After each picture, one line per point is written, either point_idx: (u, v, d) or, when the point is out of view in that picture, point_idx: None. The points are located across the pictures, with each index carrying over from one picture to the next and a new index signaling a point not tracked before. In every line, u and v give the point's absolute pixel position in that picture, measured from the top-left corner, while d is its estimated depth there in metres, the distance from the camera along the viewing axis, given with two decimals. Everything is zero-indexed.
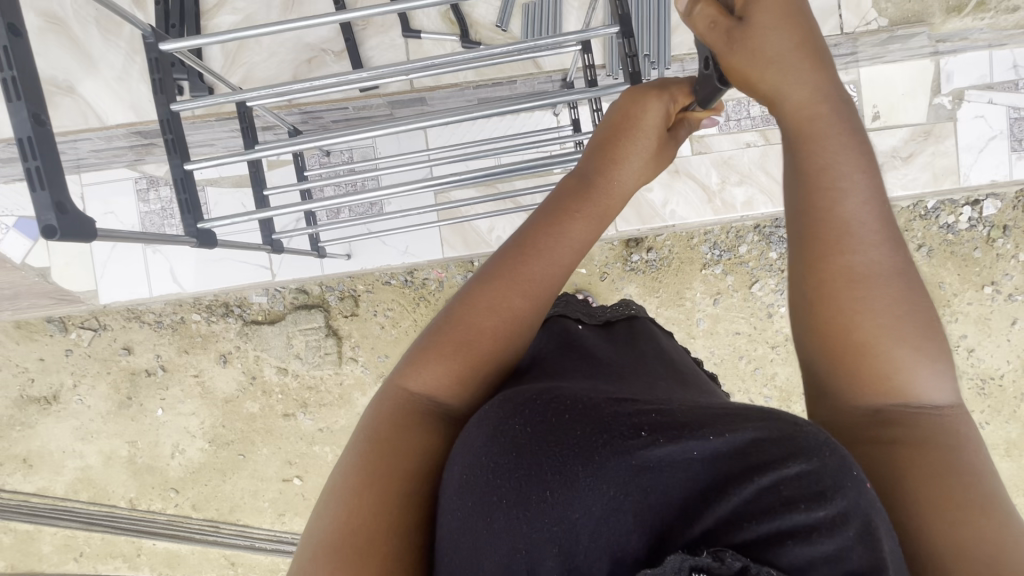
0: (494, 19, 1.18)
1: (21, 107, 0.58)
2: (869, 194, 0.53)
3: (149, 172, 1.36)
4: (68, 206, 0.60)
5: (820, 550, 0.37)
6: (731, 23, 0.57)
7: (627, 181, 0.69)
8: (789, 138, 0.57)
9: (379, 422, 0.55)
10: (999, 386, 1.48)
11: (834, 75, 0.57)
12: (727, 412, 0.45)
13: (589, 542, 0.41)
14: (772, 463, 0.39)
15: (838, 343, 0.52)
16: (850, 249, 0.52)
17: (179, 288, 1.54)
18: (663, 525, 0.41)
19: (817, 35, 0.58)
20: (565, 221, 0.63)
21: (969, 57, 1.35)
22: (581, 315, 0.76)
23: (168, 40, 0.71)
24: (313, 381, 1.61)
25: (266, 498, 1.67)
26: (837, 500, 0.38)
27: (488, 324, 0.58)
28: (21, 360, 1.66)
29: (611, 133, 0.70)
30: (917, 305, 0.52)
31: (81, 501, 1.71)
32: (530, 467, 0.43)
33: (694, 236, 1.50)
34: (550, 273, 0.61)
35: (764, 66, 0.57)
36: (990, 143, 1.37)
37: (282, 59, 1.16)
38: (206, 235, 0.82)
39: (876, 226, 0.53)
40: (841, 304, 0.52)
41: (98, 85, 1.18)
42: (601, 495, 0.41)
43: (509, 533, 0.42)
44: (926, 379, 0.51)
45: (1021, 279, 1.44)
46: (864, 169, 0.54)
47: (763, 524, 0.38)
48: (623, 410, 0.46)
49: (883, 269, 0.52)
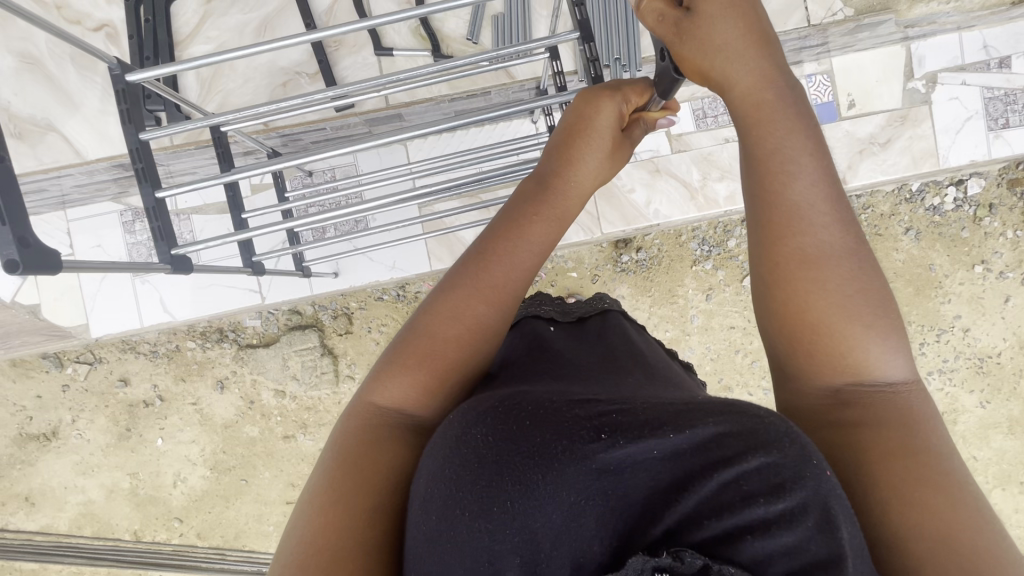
0: (465, 32, 1.19)
1: None
2: (819, 177, 0.56)
3: (133, 204, 1.36)
4: (31, 241, 0.61)
5: (780, 542, 0.39)
6: (679, 16, 0.58)
7: (586, 181, 0.71)
8: (744, 124, 0.59)
9: (348, 439, 0.56)
10: (998, 364, 1.48)
11: (780, 60, 0.59)
12: (685, 407, 0.45)
13: (552, 549, 0.42)
14: (730, 459, 0.41)
15: (792, 322, 0.55)
16: (804, 232, 0.55)
17: (171, 316, 1.54)
18: (626, 526, 0.43)
19: (762, 19, 0.59)
20: (523, 225, 0.66)
21: (940, 40, 1.36)
22: (553, 313, 0.77)
23: (135, 71, 0.71)
24: (311, 402, 1.61)
25: (271, 522, 1.66)
26: (797, 492, 0.40)
27: (451, 333, 0.60)
28: (19, 398, 1.66)
29: (566, 134, 0.70)
30: (871, 282, 0.55)
31: (85, 536, 1.71)
32: (490, 477, 0.44)
33: (682, 234, 1.51)
34: (512, 277, 0.63)
35: (713, 55, 0.58)
36: (967, 124, 1.38)
37: (257, 85, 1.18)
38: (182, 263, 0.83)
39: (827, 208, 0.55)
40: (795, 287, 0.54)
41: (78, 121, 1.20)
42: (562, 502, 0.43)
43: (470, 545, 0.43)
44: (881, 354, 0.53)
45: (1011, 256, 1.45)
46: (812, 152, 0.56)
47: (723, 521, 0.40)
48: (584, 413, 0.46)
49: (830, 249, 0.54)
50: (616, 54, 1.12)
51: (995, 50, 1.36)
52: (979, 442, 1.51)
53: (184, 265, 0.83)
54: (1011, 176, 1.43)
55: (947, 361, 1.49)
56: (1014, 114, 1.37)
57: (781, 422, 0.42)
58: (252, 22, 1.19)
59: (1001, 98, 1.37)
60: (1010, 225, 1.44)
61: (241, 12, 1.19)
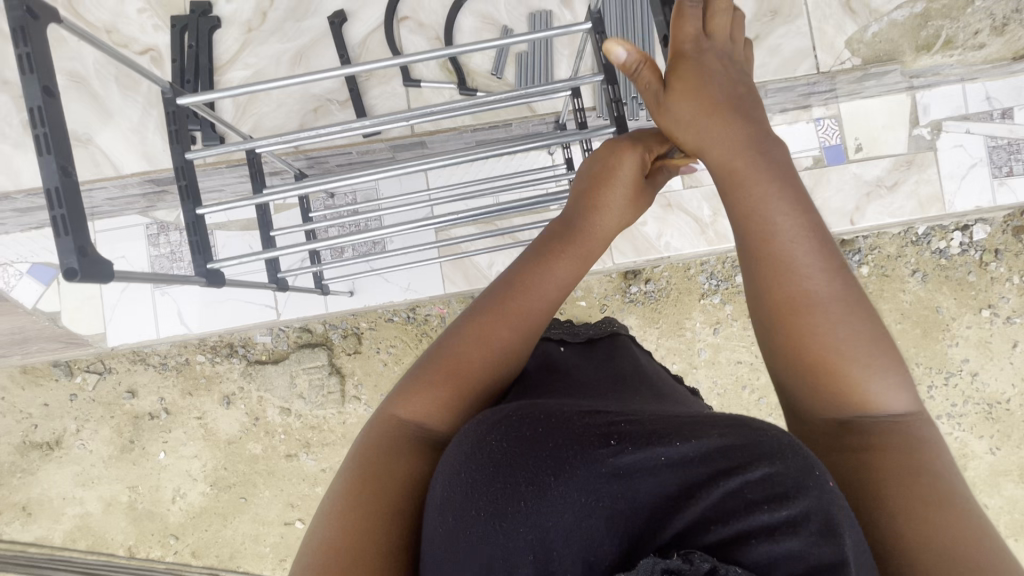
0: (490, 67, 1.24)
1: (50, 160, 0.61)
2: (800, 234, 0.58)
3: (160, 218, 1.40)
4: (88, 250, 0.63)
5: (784, 548, 0.39)
6: (659, 91, 0.65)
7: (608, 225, 0.74)
8: (724, 188, 0.62)
9: (370, 449, 0.57)
10: (1007, 410, 1.47)
11: (760, 128, 0.63)
12: (692, 420, 0.46)
13: (563, 546, 0.43)
14: (735, 469, 0.42)
15: (800, 359, 0.56)
16: (797, 277, 0.57)
17: (186, 329, 1.56)
18: (635, 530, 0.43)
19: (741, 95, 0.64)
20: (550, 261, 0.69)
21: (944, 90, 1.41)
22: (563, 334, 0.79)
23: (186, 94, 0.74)
24: (316, 421, 1.61)
25: (267, 543, 1.64)
26: (799, 501, 0.41)
27: (475, 357, 0.62)
28: (26, 405, 1.67)
29: (590, 184, 0.74)
30: (869, 328, 0.56)
31: (78, 550, 1.68)
32: (505, 480, 0.45)
33: (690, 267, 1.53)
34: (536, 308, 0.66)
35: (691, 130, 0.63)
36: (971, 171, 1.42)
37: (289, 109, 1.23)
38: (215, 275, 0.83)
39: (816, 258, 0.57)
40: (797, 331, 0.56)
41: (116, 137, 1.25)
42: (572, 503, 0.44)
43: (487, 543, 0.45)
44: (882, 391, 0.55)
45: (1018, 302, 1.46)
46: (793, 212, 0.59)
47: (728, 526, 0.40)
48: (595, 421, 0.48)
49: (825, 297, 0.56)
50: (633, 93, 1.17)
51: (998, 102, 1.41)
52: (990, 490, 1.49)
53: (216, 278, 0.84)
54: (1015, 224, 1.46)
55: (955, 406, 1.48)
56: (1017, 162, 1.41)
57: (783, 436, 0.43)
58: (288, 51, 1.24)
59: (1005, 147, 1.41)
60: (1015, 271, 1.46)
61: (279, 42, 1.24)
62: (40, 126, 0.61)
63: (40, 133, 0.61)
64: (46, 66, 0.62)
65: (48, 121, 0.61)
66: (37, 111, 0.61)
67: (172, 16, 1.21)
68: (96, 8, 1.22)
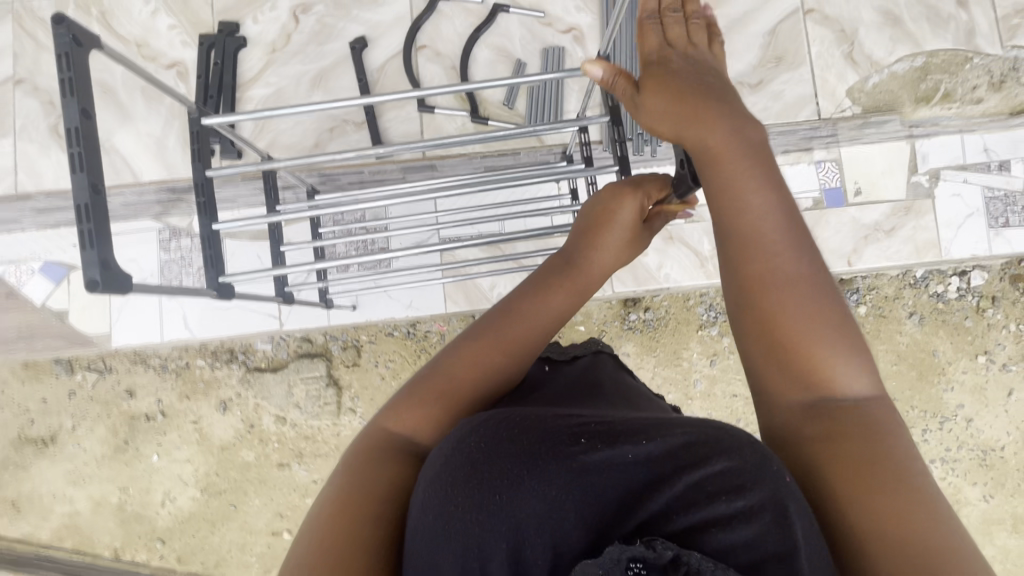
0: (502, 98, 1.28)
1: (82, 177, 0.65)
2: (771, 206, 0.64)
3: (173, 224, 1.39)
4: (111, 263, 0.66)
5: (739, 536, 0.45)
6: (632, 92, 0.72)
7: (608, 262, 0.78)
8: (703, 168, 0.67)
9: (363, 459, 0.59)
10: (1001, 458, 1.48)
11: (730, 111, 0.68)
12: (656, 423, 0.52)
13: (535, 536, 0.46)
14: (696, 463, 0.47)
15: (771, 341, 0.61)
16: (767, 252, 0.63)
17: (189, 333, 1.60)
18: (604, 520, 0.48)
19: (710, 85, 0.69)
20: (547, 290, 0.72)
21: (944, 140, 1.44)
22: (550, 353, 0.83)
23: (211, 116, 0.78)
24: (311, 431, 1.62)
25: (253, 553, 1.64)
26: (754, 491, 0.46)
27: (471, 375, 0.65)
28: (24, 400, 1.67)
29: (591, 224, 0.78)
30: (834, 310, 0.61)
31: (64, 549, 1.67)
32: (482, 476, 0.47)
33: (689, 298, 1.55)
34: (530, 331, 0.69)
35: (664, 120, 0.69)
36: (967, 220, 1.45)
37: (306, 128, 1.27)
38: (225, 288, 0.86)
39: (783, 231, 0.64)
40: (772, 304, 0.61)
41: (137, 145, 1.30)
42: (545, 495, 0.47)
43: (465, 535, 0.46)
44: (845, 374, 0.59)
45: (1015, 349, 1.48)
46: (764, 189, 0.65)
47: (690, 514, 0.46)
48: (568, 422, 0.53)
49: (798, 279, 0.62)
50: (638, 129, 1.19)
51: (996, 154, 1.44)
52: (982, 538, 1.48)
53: (226, 290, 0.86)
54: (1013, 271, 1.48)
55: (949, 451, 1.48)
56: (1013, 214, 1.44)
57: (746, 438, 0.48)
58: (310, 72, 1.29)
59: (1001, 198, 1.44)
60: (1012, 318, 1.48)
61: (301, 63, 1.29)
62: (75, 145, 0.64)
63: (75, 152, 0.65)
64: (84, 88, 0.65)
65: (83, 142, 0.64)
66: (74, 132, 0.64)
67: (201, 34, 1.27)
68: (129, 23, 1.27)
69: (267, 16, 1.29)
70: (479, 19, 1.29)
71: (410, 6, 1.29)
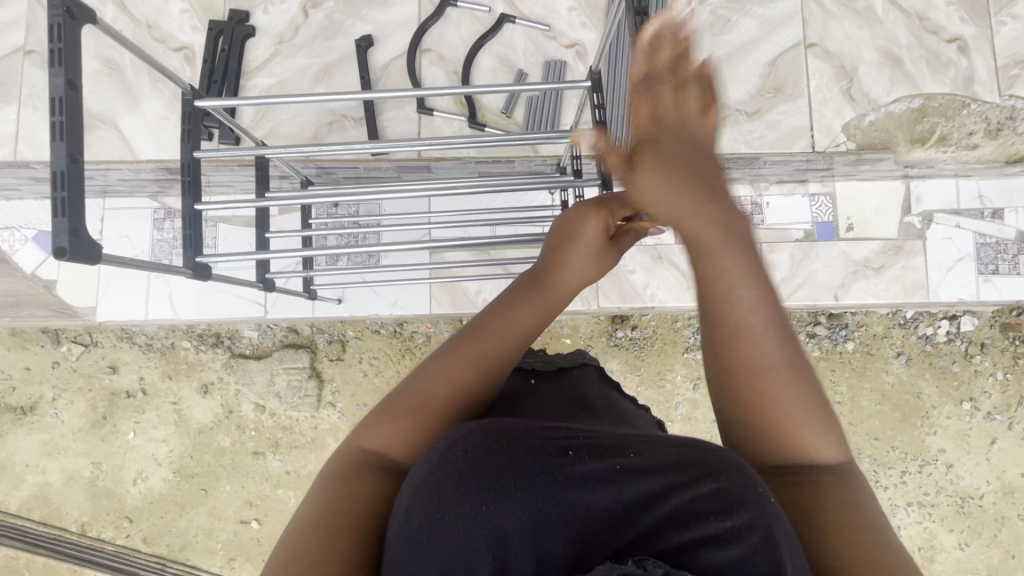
0: (501, 106, 1.30)
1: (61, 146, 0.66)
2: (757, 302, 0.62)
3: (168, 204, 1.43)
4: (81, 232, 0.67)
5: (729, 554, 0.42)
6: (626, 165, 0.70)
7: (577, 278, 0.78)
8: (692, 255, 0.65)
9: (336, 476, 0.59)
10: (979, 506, 1.46)
11: (724, 202, 0.65)
12: (645, 443, 0.52)
13: (519, 545, 0.45)
14: (684, 482, 0.47)
15: (749, 410, 0.60)
16: (751, 344, 0.60)
17: (174, 314, 1.59)
18: (590, 536, 0.46)
19: (707, 169, 0.67)
20: (518, 307, 0.72)
21: (936, 183, 1.46)
22: (536, 364, 0.82)
23: (205, 99, 0.79)
24: (289, 421, 1.62)
25: (220, 539, 1.63)
26: (742, 512, 0.45)
27: (438, 393, 0.65)
28: (7, 366, 1.67)
29: (560, 240, 0.78)
30: (810, 395, 0.60)
31: (31, 520, 1.66)
32: (468, 485, 0.46)
33: (677, 320, 1.56)
34: (500, 347, 0.68)
35: (657, 203, 0.67)
36: (958, 264, 1.45)
37: (306, 120, 1.29)
38: (202, 269, 0.87)
39: (768, 325, 0.61)
40: (751, 390, 0.60)
41: (139, 124, 1.32)
42: (530, 508, 0.46)
43: (446, 544, 0.45)
44: (821, 438, 0.60)
45: (999, 399, 1.47)
46: (753, 284, 0.62)
47: (680, 532, 0.44)
48: (557, 435, 0.52)
49: (778, 366, 0.60)
50: None
51: (989, 202, 1.45)
52: None
53: (203, 271, 0.87)
54: (1003, 320, 1.48)
55: (928, 495, 1.47)
56: (1004, 261, 1.44)
57: (729, 458, 0.49)
58: (314, 66, 1.31)
59: (993, 245, 1.44)
60: (1000, 367, 1.47)
61: (306, 56, 1.31)
62: (57, 114, 0.66)
63: (56, 120, 0.66)
64: (74, 59, 0.67)
65: (65, 111, 0.66)
66: (58, 101, 0.66)
67: (211, 21, 1.29)
68: (142, 4, 1.30)
69: (277, 8, 1.31)
70: (485, 27, 1.31)
71: (418, 9, 1.32)
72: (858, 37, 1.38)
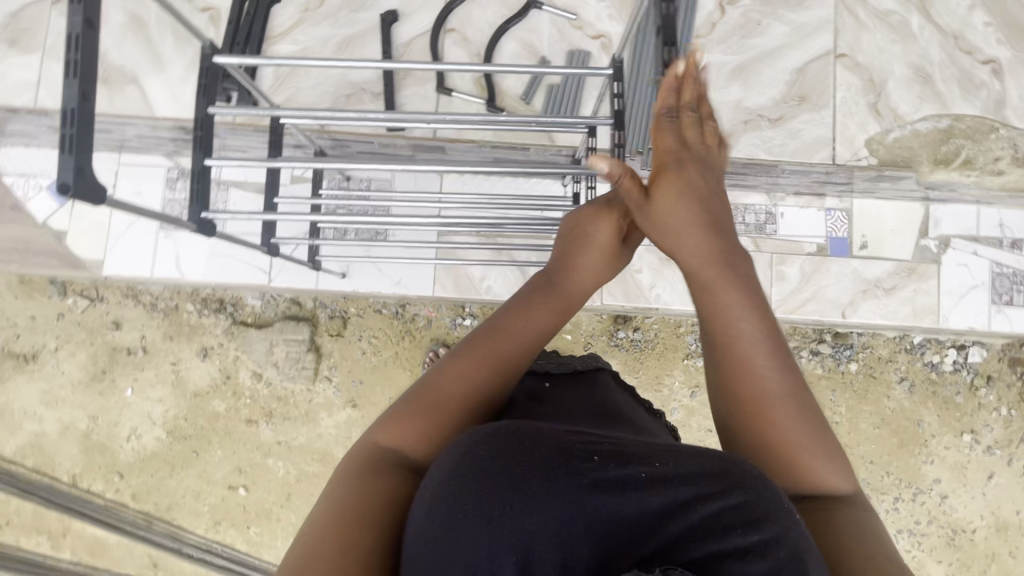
0: (521, 92, 1.29)
1: (74, 84, 0.66)
2: (762, 333, 0.62)
3: (183, 164, 1.38)
4: (87, 172, 0.67)
5: (756, 568, 0.42)
6: (641, 199, 0.72)
7: (587, 280, 0.78)
8: (697, 286, 0.67)
9: (352, 475, 0.58)
10: (970, 540, 1.44)
11: (729, 239, 0.69)
12: (671, 450, 0.51)
13: (545, 549, 0.43)
14: (710, 494, 0.46)
15: (757, 439, 0.59)
16: (755, 373, 0.60)
17: (180, 275, 1.61)
18: (616, 542, 0.44)
19: (716, 208, 0.71)
20: (534, 309, 0.72)
21: (958, 208, 1.42)
22: (548, 367, 0.83)
23: (223, 55, 0.79)
24: (284, 392, 1.62)
25: (207, 503, 1.64)
26: (768, 527, 0.45)
27: (455, 391, 0.64)
28: (13, 314, 1.68)
29: (567, 243, 0.79)
30: (817, 429, 0.60)
31: (24, 467, 1.68)
32: (493, 486, 0.45)
33: (680, 325, 1.54)
34: (516, 349, 0.68)
35: (666, 239, 0.71)
36: (971, 291, 1.42)
37: (325, 90, 1.29)
38: (206, 226, 0.88)
39: (773, 355, 0.61)
40: (760, 417, 0.59)
41: (161, 84, 1.34)
42: (556, 511, 0.44)
43: (470, 546, 0.44)
44: (832, 473, 0.59)
45: (1001, 434, 1.45)
46: (759, 313, 0.63)
47: (707, 544, 0.43)
48: (580, 438, 0.51)
49: (783, 397, 0.59)
50: None
51: (1010, 231, 1.41)
52: None
53: (207, 228, 0.88)
54: (1013, 354, 1.46)
55: (919, 524, 1.45)
56: (1019, 293, 1.42)
57: (754, 471, 0.49)
58: (337, 37, 1.30)
59: (1009, 275, 1.41)
60: (1004, 402, 1.45)
61: (330, 26, 1.30)
62: (73, 51, 0.66)
63: (72, 57, 0.66)
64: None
65: (81, 48, 0.66)
66: (74, 38, 0.65)
67: None
68: None
69: None
70: (512, 12, 1.30)
71: None
72: (889, 51, 1.39)
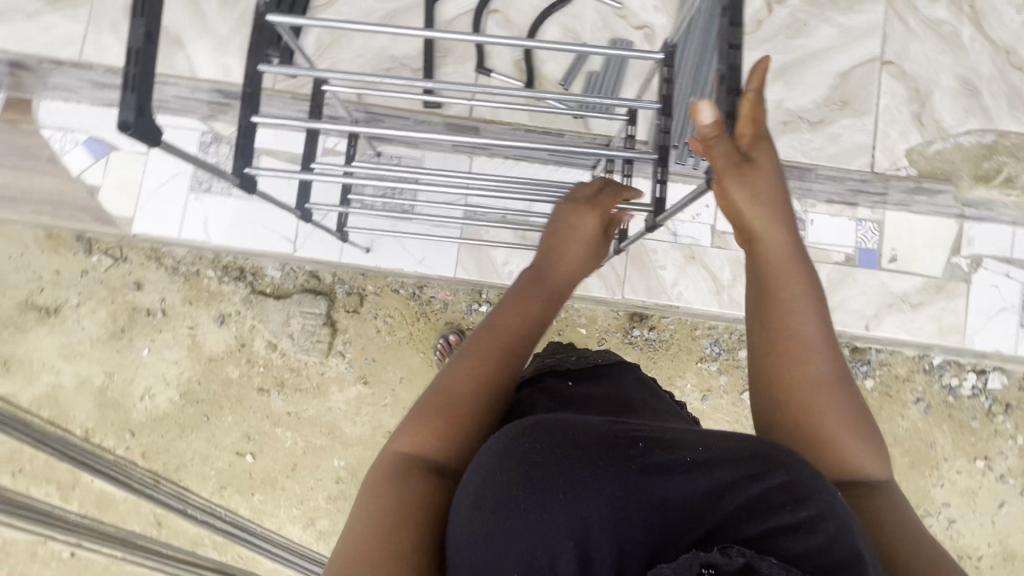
0: (560, 77, 1.29)
1: (140, 23, 0.66)
2: (819, 320, 0.62)
3: (216, 129, 1.38)
4: (147, 112, 0.68)
5: (810, 542, 0.42)
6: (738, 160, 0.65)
7: (575, 273, 0.79)
8: (761, 269, 0.65)
9: (378, 486, 0.58)
10: (974, 566, 1.43)
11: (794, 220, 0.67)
12: (713, 435, 0.51)
13: (599, 535, 0.44)
14: (755, 473, 0.46)
15: (798, 429, 0.60)
16: (807, 360, 0.61)
17: (206, 237, 1.62)
18: (668, 523, 0.44)
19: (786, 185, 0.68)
20: (528, 304, 0.72)
21: (993, 227, 1.39)
22: (570, 364, 0.82)
23: (277, 14, 0.79)
24: (297, 364, 1.64)
25: (213, 467, 1.66)
26: (815, 504, 0.45)
27: (466, 389, 0.63)
28: (39, 267, 1.67)
29: (552, 241, 0.79)
30: (861, 417, 0.61)
31: (39, 419, 1.69)
32: (540, 476, 0.47)
33: (697, 327, 1.53)
34: (516, 339, 0.68)
35: (751, 211, 0.65)
36: (1000, 313, 1.40)
37: (365, 62, 1.29)
38: (248, 181, 0.88)
39: (825, 342, 0.62)
40: (808, 405, 0.60)
41: (205, 47, 1.36)
42: (605, 499, 0.45)
43: (528, 533, 0.46)
44: (871, 459, 0.60)
45: (1016, 462, 1.42)
46: (815, 300, 0.63)
47: (758, 523, 0.43)
48: (622, 427, 0.52)
49: (833, 384, 0.60)
50: None
51: None
52: None
53: (248, 184, 0.88)
54: None
55: None
56: None
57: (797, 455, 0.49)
58: (380, 10, 1.30)
59: None
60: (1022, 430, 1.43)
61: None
62: None
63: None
64: None
65: None
66: None
67: None
68: None
69: None
70: None
71: None
72: (937, 61, 1.37)
